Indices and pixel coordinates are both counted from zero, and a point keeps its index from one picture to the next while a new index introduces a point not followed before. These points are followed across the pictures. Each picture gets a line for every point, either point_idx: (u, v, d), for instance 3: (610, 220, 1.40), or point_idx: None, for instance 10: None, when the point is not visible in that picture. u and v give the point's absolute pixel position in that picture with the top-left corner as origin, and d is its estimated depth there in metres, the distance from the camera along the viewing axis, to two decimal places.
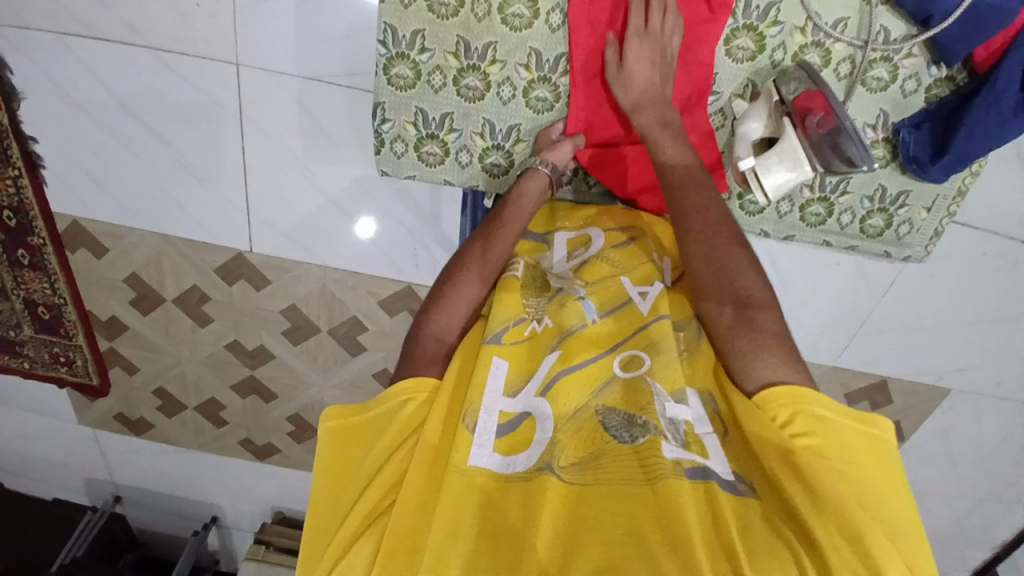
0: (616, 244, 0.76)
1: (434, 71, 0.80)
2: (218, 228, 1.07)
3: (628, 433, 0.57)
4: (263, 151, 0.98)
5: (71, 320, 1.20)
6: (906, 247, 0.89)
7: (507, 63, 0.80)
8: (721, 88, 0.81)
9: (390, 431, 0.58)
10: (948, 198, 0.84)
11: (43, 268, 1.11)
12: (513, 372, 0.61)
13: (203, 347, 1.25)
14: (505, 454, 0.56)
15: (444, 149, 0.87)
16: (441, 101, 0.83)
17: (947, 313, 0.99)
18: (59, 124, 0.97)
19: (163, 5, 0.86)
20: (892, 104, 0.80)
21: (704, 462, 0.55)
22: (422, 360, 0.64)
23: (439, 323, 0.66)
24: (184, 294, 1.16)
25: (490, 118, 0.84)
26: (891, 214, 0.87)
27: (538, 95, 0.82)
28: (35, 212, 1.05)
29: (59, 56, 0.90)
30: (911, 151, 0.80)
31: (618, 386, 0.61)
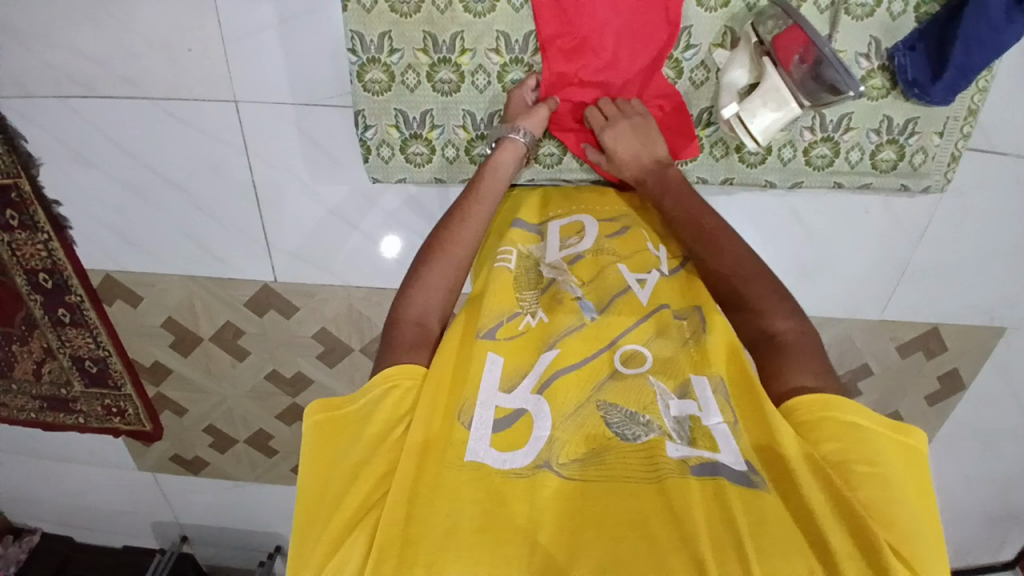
0: (610, 232, 0.74)
1: (407, 70, 0.80)
2: (240, 262, 1.09)
3: (630, 430, 0.55)
4: (271, 180, 1.00)
5: (117, 371, 1.24)
6: (924, 177, 0.84)
7: (477, 50, 0.79)
8: (696, 41, 0.78)
9: (376, 421, 0.56)
10: (959, 119, 0.80)
11: (84, 324, 1.16)
12: (510, 366, 0.60)
13: (244, 380, 1.28)
14: (502, 450, 0.53)
15: (429, 148, 0.85)
16: (418, 100, 0.82)
17: (992, 245, 0.94)
18: (78, 185, 1.01)
19: (156, 54, 0.89)
20: (882, 30, 0.76)
21: (714, 458, 0.52)
22: (402, 346, 0.62)
23: (416, 308, 0.65)
24: (219, 330, 1.19)
25: (470, 109, 0.83)
26: (902, 144, 0.82)
27: (512, 77, 0.80)
28: (69, 271, 1.09)
29: (69, 119, 0.94)
30: (909, 75, 0.76)
31: (617, 385, 0.58)
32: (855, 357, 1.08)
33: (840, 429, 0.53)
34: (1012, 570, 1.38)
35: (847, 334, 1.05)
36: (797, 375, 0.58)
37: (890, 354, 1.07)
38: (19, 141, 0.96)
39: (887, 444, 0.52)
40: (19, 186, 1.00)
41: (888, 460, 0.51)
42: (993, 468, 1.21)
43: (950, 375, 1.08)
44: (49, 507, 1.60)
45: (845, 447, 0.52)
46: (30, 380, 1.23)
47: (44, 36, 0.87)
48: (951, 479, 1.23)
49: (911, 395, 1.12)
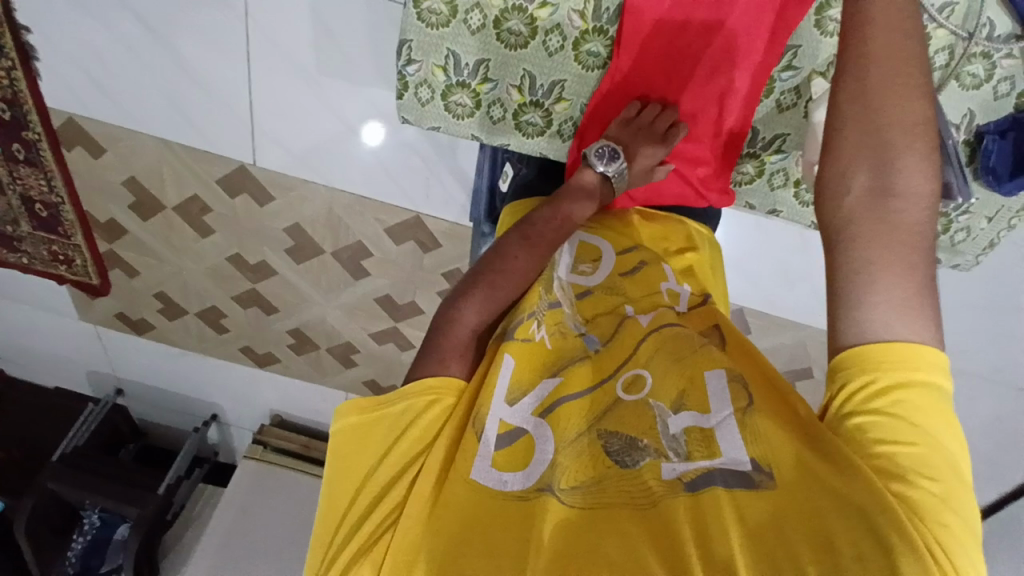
0: (625, 267, 0.65)
1: (473, 8, 0.67)
2: (223, 139, 1.01)
3: (629, 458, 0.50)
4: (269, 60, 0.91)
5: (70, 220, 1.17)
6: (958, 254, 0.84)
7: (560, 6, 0.66)
8: (800, 64, 0.70)
9: (408, 436, 0.51)
10: (1014, 210, 0.77)
11: (38, 164, 1.07)
12: (517, 375, 0.55)
13: (206, 258, 1.23)
14: (504, 471, 0.50)
15: (475, 101, 0.75)
16: (477, 46, 0.70)
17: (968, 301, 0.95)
18: (50, 13, 0.89)
19: None
20: (981, 105, 0.70)
21: (710, 467, 0.47)
22: (452, 348, 0.56)
23: (475, 316, 0.58)
24: (185, 203, 1.13)
25: (532, 70, 0.72)
26: (951, 221, 0.80)
27: (590, 48, 0.69)
28: (30, 106, 0.99)
29: None
30: (991, 161, 0.71)
31: (622, 410, 0.52)
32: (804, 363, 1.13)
33: (885, 389, 0.43)
34: None
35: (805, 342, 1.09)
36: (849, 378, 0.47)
37: None
38: None
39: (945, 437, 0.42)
40: None
41: (940, 434, 0.42)
42: None
43: None
44: None
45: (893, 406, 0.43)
46: None
47: None
48: None
49: None
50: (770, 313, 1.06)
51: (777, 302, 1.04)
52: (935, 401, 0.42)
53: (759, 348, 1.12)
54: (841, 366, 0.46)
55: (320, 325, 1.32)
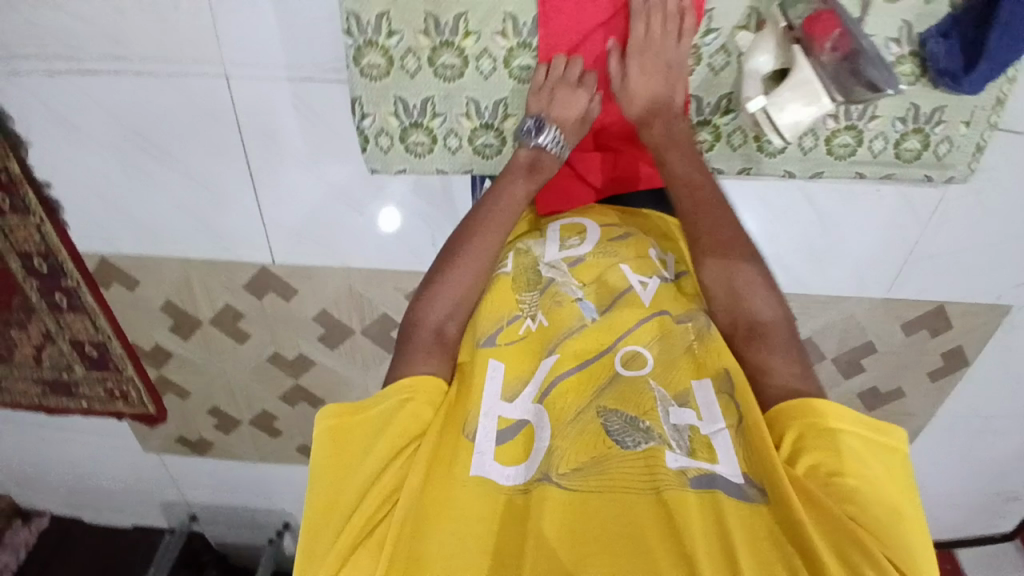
0: (612, 236, 0.69)
1: (407, 54, 0.76)
2: (240, 243, 1.08)
3: (630, 438, 0.54)
4: (266, 156, 0.97)
5: (118, 355, 1.24)
6: (948, 168, 0.82)
7: (482, 32, 0.74)
8: (718, 24, 0.74)
9: (390, 429, 0.56)
10: (988, 108, 0.76)
11: (82, 308, 1.15)
12: (512, 374, 0.60)
13: (247, 362, 1.28)
14: (505, 464, 0.55)
15: (431, 137, 0.82)
16: (419, 86, 0.79)
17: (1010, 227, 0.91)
18: (68, 168, 0.99)
19: (144, 30, 0.85)
20: (915, 14, 0.71)
21: (712, 470, 0.52)
22: (423, 348, 0.63)
23: (434, 314, 0.65)
24: (219, 313, 1.19)
25: (474, 96, 0.79)
26: (928, 133, 0.79)
27: (519, 63, 0.76)
28: (64, 255, 1.08)
29: (53, 99, 0.92)
30: (942, 63, 0.71)
31: (617, 388, 0.57)
32: (857, 337, 1.08)
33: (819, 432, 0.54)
34: (1011, 542, 1.40)
35: (852, 314, 1.05)
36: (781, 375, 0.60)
37: (895, 333, 1.06)
38: (4, 119, 0.94)
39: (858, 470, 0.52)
40: (8, 167, 0.98)
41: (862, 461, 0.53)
42: (989, 444, 1.21)
43: (954, 353, 1.08)
44: (54, 487, 1.62)
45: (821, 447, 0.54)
46: (30, 363, 1.23)
47: (14, 4, 0.83)
48: (950, 454, 1.25)
49: (912, 372, 1.12)
50: (806, 291, 1.03)
51: (809, 278, 1.01)
52: (857, 442, 0.54)
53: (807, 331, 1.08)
54: (782, 417, 0.57)
55: None
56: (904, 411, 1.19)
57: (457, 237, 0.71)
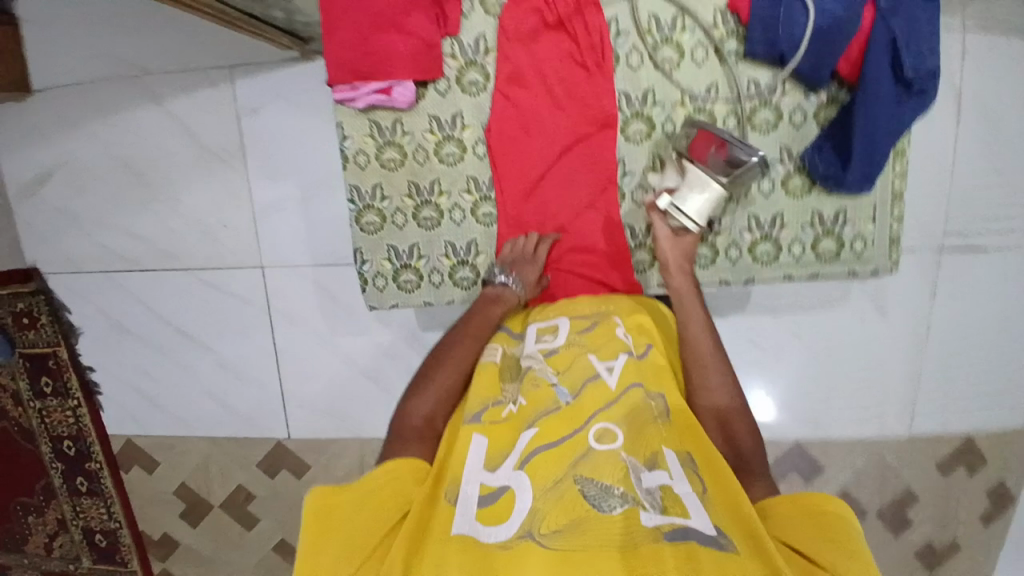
0: (580, 326, 0.73)
1: (396, 212, 0.83)
2: (259, 420, 1.11)
3: (606, 502, 0.52)
4: (290, 335, 1.06)
5: (126, 544, 1.18)
6: (870, 263, 0.82)
7: (453, 191, 0.83)
8: (630, 168, 0.81)
9: (375, 499, 0.57)
10: (887, 204, 0.80)
11: (100, 493, 1.15)
12: (493, 448, 0.60)
13: (255, 552, 1.18)
14: (489, 525, 0.52)
15: (419, 276, 0.85)
16: (406, 235, 0.84)
17: (983, 333, 0.95)
18: (111, 353, 1.10)
19: (197, 233, 1.03)
20: (790, 137, 0.79)
21: (684, 524, 0.51)
22: (410, 436, 0.65)
23: (423, 407, 0.67)
24: (230, 495, 1.15)
25: (451, 240, 0.84)
26: (839, 234, 0.82)
27: (486, 211, 0.83)
28: (92, 437, 1.13)
29: (112, 294, 1.07)
30: (822, 169, 0.78)
31: (593, 460, 0.56)
32: (895, 484, 1.01)
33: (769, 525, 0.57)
34: None
35: (880, 455, 0.99)
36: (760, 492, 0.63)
37: (930, 473, 1.00)
38: (63, 311, 1.09)
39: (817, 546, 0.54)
40: (58, 354, 1.09)
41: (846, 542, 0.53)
42: None
43: (998, 491, 1.01)
44: None
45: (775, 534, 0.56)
46: (39, 553, 1.18)
47: (96, 220, 1.05)
48: None
49: (962, 512, 1.02)
50: (824, 438, 0.99)
51: (827, 420, 0.99)
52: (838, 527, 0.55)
53: (843, 479, 1.00)
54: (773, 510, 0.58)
55: None
56: None
57: (445, 339, 0.74)
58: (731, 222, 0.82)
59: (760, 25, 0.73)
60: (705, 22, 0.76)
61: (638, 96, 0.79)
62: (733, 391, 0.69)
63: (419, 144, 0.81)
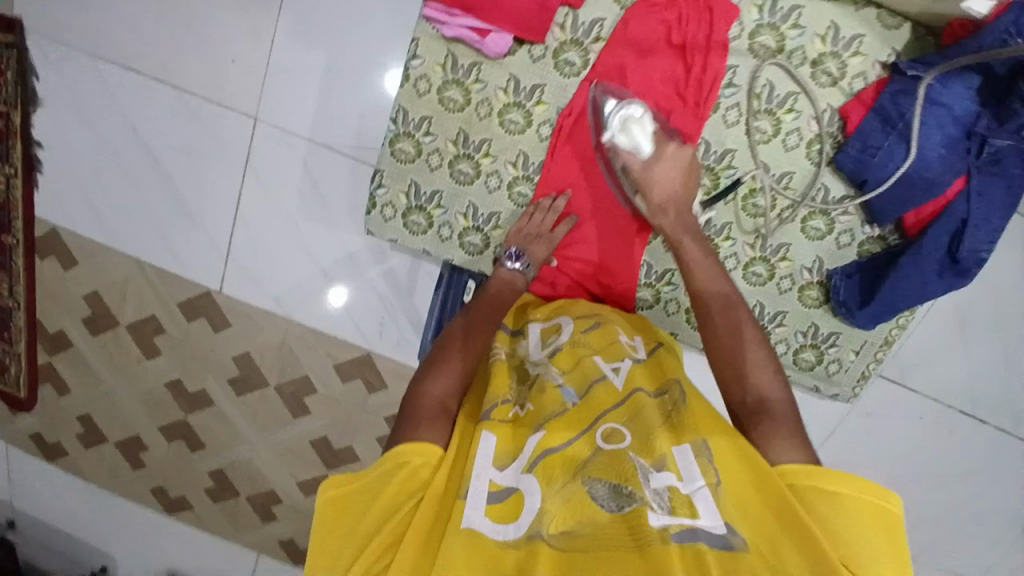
0: (584, 326, 0.69)
1: (433, 152, 0.84)
2: (195, 264, 1.06)
3: (613, 502, 0.47)
4: (259, 194, 1.01)
5: (17, 327, 1.13)
6: (835, 385, 0.89)
7: (498, 157, 0.84)
8: None
9: (387, 492, 0.50)
10: (875, 345, 0.86)
11: (8, 269, 1.09)
12: (502, 448, 0.52)
13: (144, 383, 1.15)
14: (497, 521, 0.47)
15: (428, 222, 0.87)
16: (435, 178, 0.85)
17: (886, 459, 1.00)
18: (66, 134, 1.01)
19: (203, 54, 0.95)
20: (827, 253, 0.83)
21: (692, 525, 0.45)
22: (423, 418, 0.55)
23: (439, 386, 0.58)
24: (140, 322, 1.11)
25: (475, 202, 0.86)
26: (823, 351, 0.87)
27: (520, 190, 0.85)
28: (18, 212, 1.05)
29: (88, 76, 0.98)
30: (841, 296, 0.83)
31: (601, 460, 0.50)
32: None
33: (800, 493, 0.48)
34: None
35: None
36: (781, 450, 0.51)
37: None
38: (30, 75, 0.99)
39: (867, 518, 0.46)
40: (10, 117, 1.00)
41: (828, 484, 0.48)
42: None
43: None
44: None
45: (809, 505, 0.47)
46: None
47: None
48: None
49: None
50: None
51: None
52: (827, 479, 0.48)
53: None
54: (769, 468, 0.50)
55: (245, 467, 1.18)
56: None
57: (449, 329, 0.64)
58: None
59: (860, 140, 0.76)
60: (812, 113, 0.79)
61: (716, 154, 0.81)
62: (750, 329, 0.59)
63: (488, 97, 0.83)
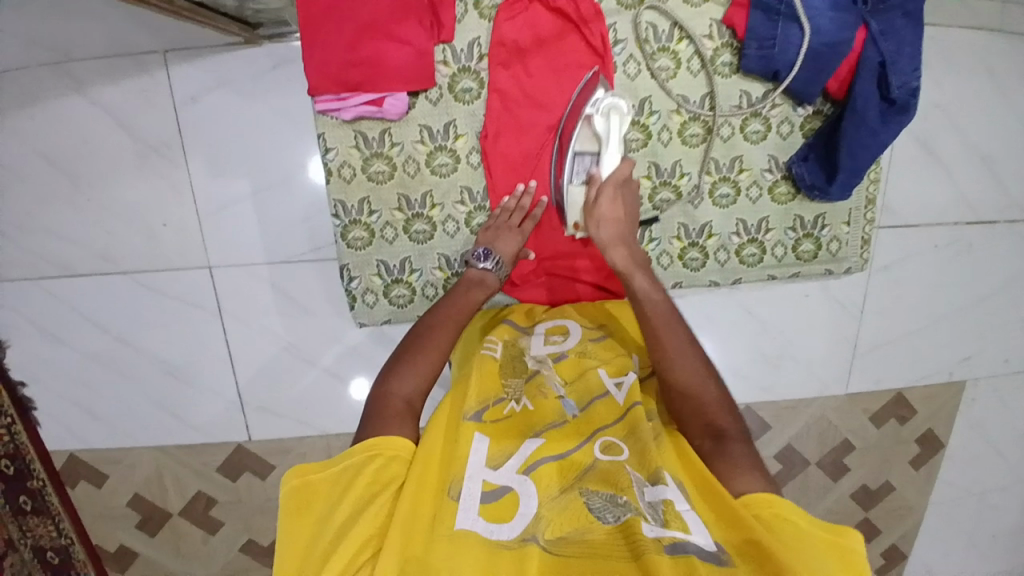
0: (593, 336, 0.74)
1: (386, 227, 0.86)
2: (215, 426, 1.05)
3: (610, 513, 0.50)
4: (243, 335, 1.01)
5: (81, 560, 1.10)
6: (844, 261, 0.92)
7: (445, 203, 0.86)
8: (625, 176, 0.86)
9: (362, 481, 0.53)
10: (861, 208, 0.90)
11: (45, 513, 1.05)
12: (495, 448, 0.57)
13: (221, 558, 1.14)
14: (490, 522, 0.50)
15: (411, 289, 0.88)
16: (398, 250, 0.87)
17: (925, 300, 1.00)
18: (43, 363, 1.01)
19: (132, 230, 0.96)
20: (777, 148, 0.87)
21: (686, 538, 0.48)
22: (392, 418, 0.59)
23: (405, 387, 0.62)
24: (190, 503, 1.09)
25: (445, 252, 0.88)
26: (818, 236, 0.91)
27: (479, 222, 0.86)
28: (33, 454, 1.03)
29: (40, 302, 0.98)
30: (808, 180, 0.86)
31: (598, 472, 0.54)
32: (836, 437, 1.06)
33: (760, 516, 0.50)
34: None
35: (824, 414, 1.04)
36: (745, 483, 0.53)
37: (866, 427, 1.06)
38: None
39: (823, 543, 0.48)
40: None
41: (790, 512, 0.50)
42: (994, 525, 1.15)
43: (928, 438, 1.07)
44: None
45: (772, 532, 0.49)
46: None
47: (11, 215, 0.95)
48: (975, 549, 1.17)
49: (896, 466, 1.09)
50: (772, 398, 1.03)
51: (784, 384, 1.02)
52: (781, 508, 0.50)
53: (787, 439, 1.05)
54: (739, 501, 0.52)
55: None
56: (920, 513, 1.13)
57: (417, 328, 0.69)
58: (722, 225, 0.89)
59: (755, 39, 0.79)
60: (700, 33, 0.83)
61: (635, 106, 0.84)
62: (694, 349, 0.64)
63: (409, 154, 0.84)
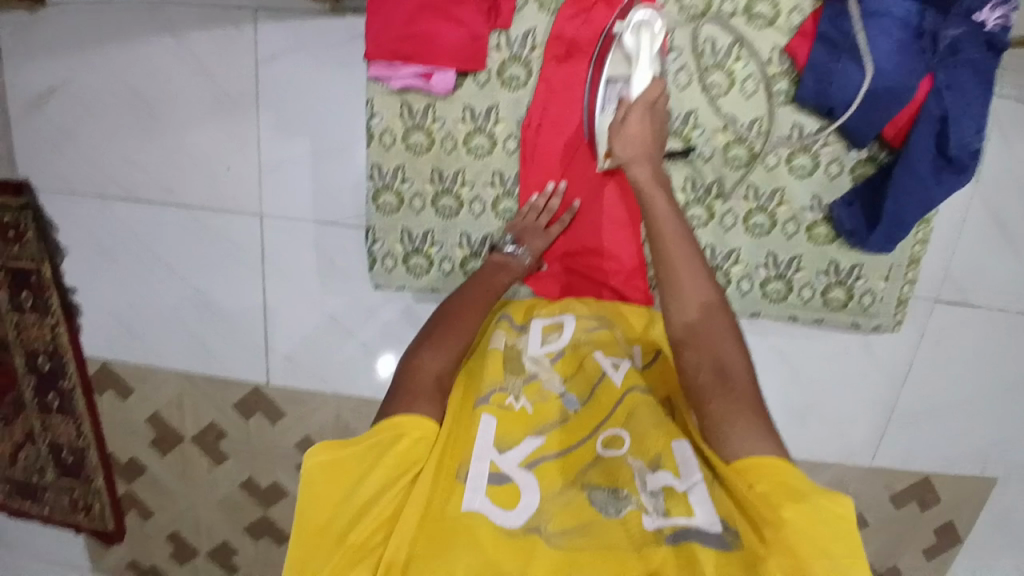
0: (587, 326, 0.73)
1: (415, 196, 0.88)
2: (239, 364, 1.10)
3: (612, 506, 0.54)
4: (280, 284, 1.04)
5: (94, 466, 1.18)
6: (873, 317, 0.88)
7: (476, 183, 0.87)
8: None
9: (384, 462, 0.53)
10: (902, 266, 0.85)
11: (70, 413, 1.14)
12: (501, 431, 0.58)
13: (220, 490, 1.18)
14: (500, 507, 0.53)
15: (429, 261, 0.90)
16: (423, 220, 0.89)
17: (971, 385, 0.94)
18: (95, 275, 1.07)
19: (198, 166, 1.01)
20: (822, 187, 0.84)
21: (687, 524, 0.51)
22: (419, 393, 0.59)
23: (435, 363, 0.62)
24: (202, 432, 1.15)
25: (467, 230, 0.89)
26: (850, 286, 0.87)
27: (506, 207, 0.87)
28: (69, 356, 1.11)
29: (104, 216, 1.04)
30: (847, 226, 0.83)
31: (601, 467, 0.57)
32: None
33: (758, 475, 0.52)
34: None
35: (839, 481, 1.00)
36: (741, 432, 0.56)
37: (882, 504, 1.01)
38: (51, 228, 1.06)
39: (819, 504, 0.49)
40: (40, 271, 1.07)
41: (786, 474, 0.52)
42: None
43: (947, 529, 1.01)
44: None
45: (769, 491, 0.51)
46: (5, 464, 1.19)
47: (93, 131, 1.01)
48: None
49: (909, 549, 1.04)
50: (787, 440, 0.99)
51: (802, 439, 0.99)
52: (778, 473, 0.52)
53: None
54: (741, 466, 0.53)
55: None
56: None
57: (443, 312, 0.70)
58: (751, 254, 0.87)
59: (815, 71, 0.77)
60: (762, 56, 0.80)
61: (680, 116, 0.83)
62: (706, 285, 0.66)
63: (449, 131, 0.85)
